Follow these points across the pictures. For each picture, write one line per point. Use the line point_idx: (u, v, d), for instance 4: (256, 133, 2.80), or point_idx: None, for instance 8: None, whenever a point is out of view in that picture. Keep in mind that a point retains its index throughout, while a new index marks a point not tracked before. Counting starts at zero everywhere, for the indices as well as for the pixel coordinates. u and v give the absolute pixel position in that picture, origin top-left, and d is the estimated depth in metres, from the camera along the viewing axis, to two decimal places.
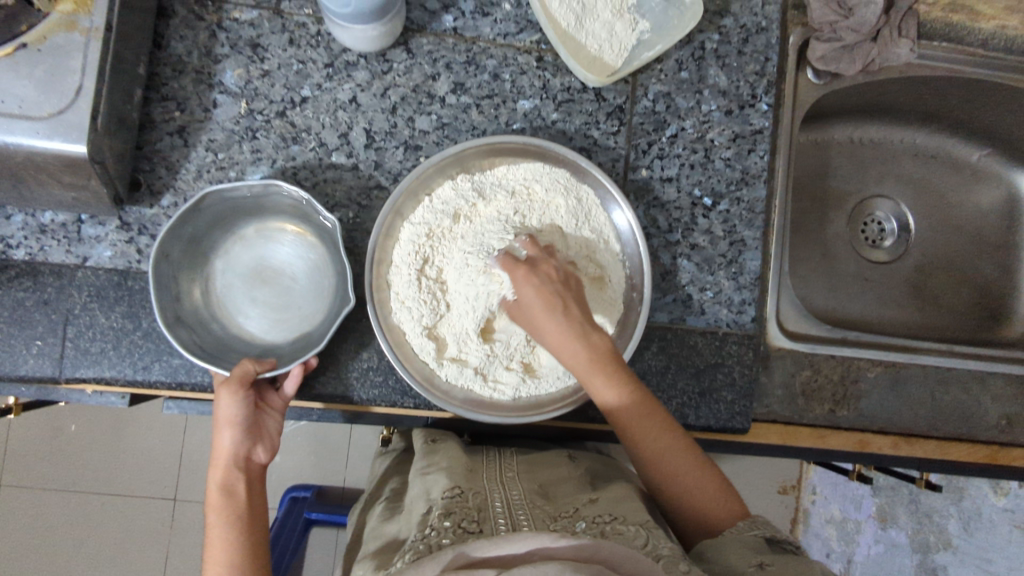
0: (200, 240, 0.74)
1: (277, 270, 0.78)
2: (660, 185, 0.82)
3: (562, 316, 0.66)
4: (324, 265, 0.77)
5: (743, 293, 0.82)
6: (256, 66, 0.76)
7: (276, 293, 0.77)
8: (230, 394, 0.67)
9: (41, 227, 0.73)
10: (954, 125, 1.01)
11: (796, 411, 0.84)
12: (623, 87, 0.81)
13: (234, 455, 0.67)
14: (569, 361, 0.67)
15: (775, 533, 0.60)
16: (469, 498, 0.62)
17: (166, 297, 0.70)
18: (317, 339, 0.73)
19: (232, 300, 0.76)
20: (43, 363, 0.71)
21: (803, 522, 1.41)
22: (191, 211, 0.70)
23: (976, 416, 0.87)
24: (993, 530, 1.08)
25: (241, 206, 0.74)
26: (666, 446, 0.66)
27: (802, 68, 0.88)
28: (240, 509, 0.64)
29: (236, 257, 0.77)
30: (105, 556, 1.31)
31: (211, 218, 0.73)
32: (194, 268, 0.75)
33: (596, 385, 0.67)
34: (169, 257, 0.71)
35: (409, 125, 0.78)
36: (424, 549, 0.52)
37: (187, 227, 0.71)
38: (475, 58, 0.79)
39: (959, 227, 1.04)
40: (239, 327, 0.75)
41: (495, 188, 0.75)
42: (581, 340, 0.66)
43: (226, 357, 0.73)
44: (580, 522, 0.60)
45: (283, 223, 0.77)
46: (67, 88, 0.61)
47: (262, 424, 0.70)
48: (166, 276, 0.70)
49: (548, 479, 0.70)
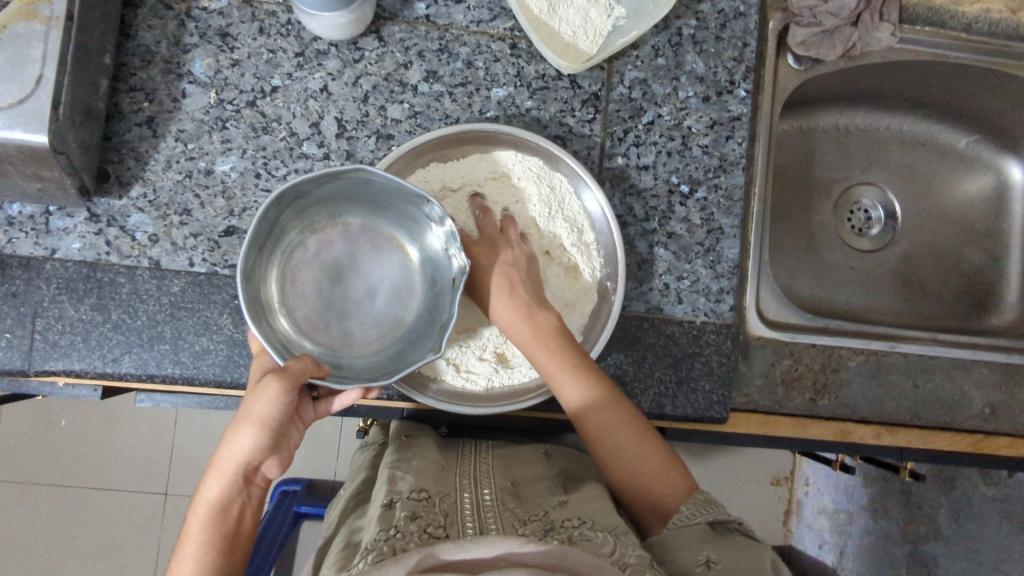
0: (313, 205, 0.67)
1: (360, 277, 0.72)
2: (636, 173, 0.81)
3: (508, 294, 0.69)
4: (411, 297, 0.72)
5: (720, 282, 0.81)
6: (225, 55, 0.75)
7: (347, 297, 0.71)
8: (274, 398, 0.57)
9: (9, 219, 0.72)
10: (941, 111, 1.00)
11: (776, 400, 0.83)
12: (599, 74, 0.80)
13: (244, 464, 0.59)
14: (517, 340, 0.68)
15: (718, 516, 0.58)
16: (436, 502, 0.60)
17: (257, 243, 0.62)
18: (373, 373, 0.66)
19: (298, 282, 0.69)
20: (12, 356, 0.71)
21: (796, 513, 1.40)
22: (326, 178, 0.62)
23: (959, 405, 0.86)
24: (982, 519, 1.08)
25: (374, 195, 0.68)
26: (615, 425, 0.65)
27: (782, 53, 0.87)
28: (225, 528, 0.58)
29: (330, 241, 0.71)
30: (93, 550, 1.31)
31: (340, 190, 0.67)
32: (290, 228, 0.68)
33: (541, 365, 0.67)
34: (281, 205, 0.63)
35: (381, 113, 0.77)
36: (388, 552, 0.51)
37: (316, 186, 0.64)
38: (447, 46, 0.78)
39: (946, 215, 1.02)
40: (290, 310, 0.68)
41: (466, 177, 0.74)
42: (528, 316, 0.68)
43: (274, 335, 0.64)
44: (548, 526, 0.58)
45: (395, 236, 0.72)
46: (27, 78, 0.60)
47: (285, 433, 0.61)
48: (268, 220, 0.62)
49: (520, 478, 0.69)
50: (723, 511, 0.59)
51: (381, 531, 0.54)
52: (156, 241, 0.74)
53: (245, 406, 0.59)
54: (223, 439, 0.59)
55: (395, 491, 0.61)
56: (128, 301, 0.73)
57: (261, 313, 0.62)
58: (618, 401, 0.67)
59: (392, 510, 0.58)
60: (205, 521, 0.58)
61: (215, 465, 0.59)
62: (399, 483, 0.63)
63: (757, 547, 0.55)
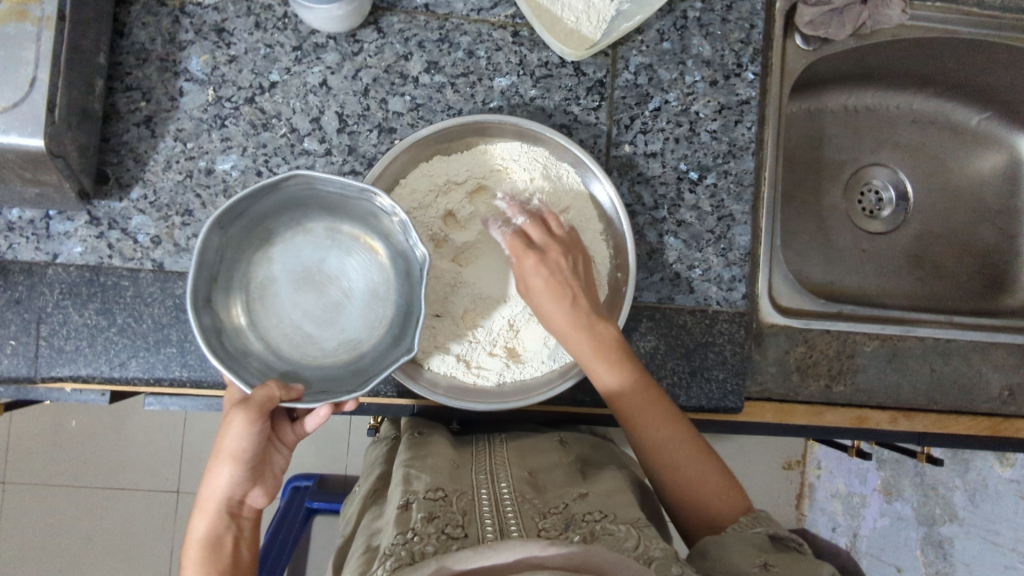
0: (265, 218, 0.65)
1: (334, 283, 0.69)
2: (644, 161, 0.79)
3: (570, 306, 0.67)
4: (386, 294, 0.69)
5: (732, 270, 0.80)
6: (221, 51, 0.74)
7: (323, 306, 0.69)
8: (239, 429, 0.55)
9: (8, 224, 0.71)
10: (953, 89, 0.97)
11: (791, 387, 0.82)
12: (603, 60, 0.79)
13: (226, 500, 0.58)
14: (576, 350, 0.67)
15: (779, 530, 0.57)
16: (453, 500, 0.59)
17: (204, 272, 0.60)
18: (355, 381, 0.65)
19: (269, 300, 0.67)
20: (18, 363, 0.70)
21: (808, 497, 1.40)
22: (266, 188, 0.60)
23: (977, 388, 0.85)
24: (999, 500, 1.06)
25: (325, 197, 0.65)
26: (675, 442, 0.65)
27: (790, 34, 0.85)
28: (220, 564, 0.57)
29: (297, 252, 0.69)
30: (108, 551, 1.31)
31: (288, 199, 0.64)
32: (247, 248, 0.65)
33: (599, 375, 0.67)
34: (224, 226, 0.61)
35: (382, 107, 0.76)
36: (406, 558, 0.50)
37: (258, 200, 0.62)
38: (448, 35, 0.77)
39: (959, 194, 1.00)
40: (264, 331, 0.66)
41: (472, 169, 0.72)
42: (589, 328, 0.67)
43: (243, 363, 0.62)
44: (568, 519, 0.56)
45: (360, 235, 0.69)
46: (22, 80, 0.59)
47: (265, 462, 0.60)
48: (213, 246, 0.60)
49: (538, 468, 0.68)
50: (781, 528, 0.58)
51: (398, 535, 0.53)
52: (158, 242, 0.73)
53: (217, 445, 0.57)
54: (202, 478, 0.58)
55: (410, 492, 0.60)
56: (133, 304, 0.72)
57: (218, 341, 0.61)
58: (677, 418, 0.67)
59: (408, 512, 0.57)
60: (198, 561, 0.57)
61: (197, 508, 0.58)
62: (414, 482, 0.62)
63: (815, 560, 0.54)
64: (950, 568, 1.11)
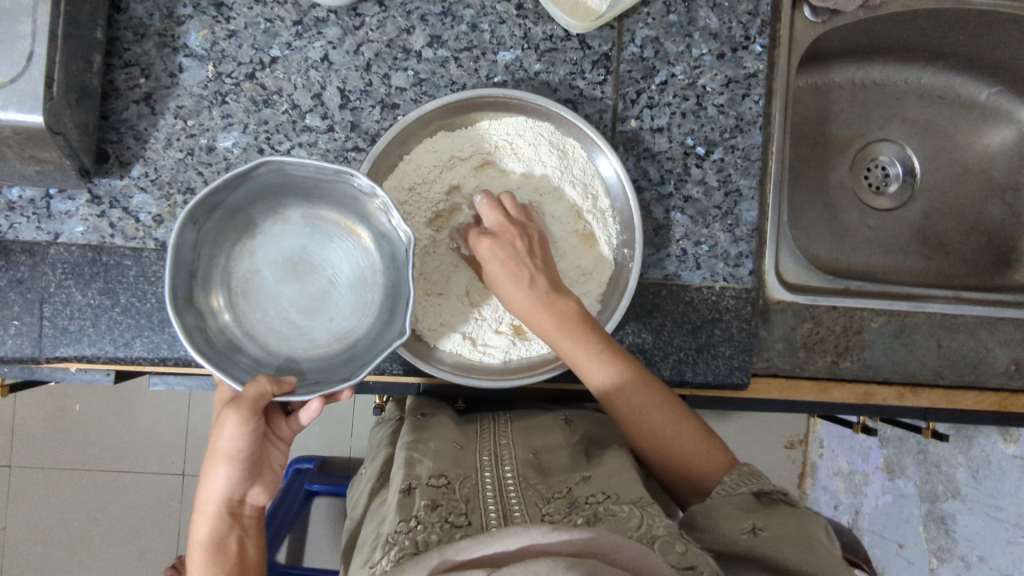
0: (243, 207, 0.63)
1: (317, 271, 0.69)
2: (650, 136, 0.78)
3: (527, 285, 0.64)
4: (373, 278, 0.68)
5: (739, 246, 0.79)
6: (220, 26, 0.73)
7: (309, 296, 0.68)
8: (232, 428, 0.54)
9: (8, 203, 0.70)
10: (962, 62, 0.95)
11: (798, 363, 0.81)
12: (609, 33, 0.77)
13: (225, 500, 0.57)
14: (540, 330, 0.65)
15: (764, 487, 0.57)
16: (456, 487, 0.58)
17: (182, 272, 0.58)
18: (349, 368, 0.64)
19: (253, 293, 0.66)
20: (21, 344, 0.70)
21: (811, 476, 1.40)
22: (236, 177, 0.58)
23: (983, 363, 0.84)
24: (1002, 476, 1.05)
25: (300, 183, 0.64)
26: (650, 407, 0.64)
27: (799, 6, 0.83)
28: (226, 567, 0.56)
29: (277, 244, 0.67)
30: (115, 533, 1.32)
31: (262, 188, 0.63)
32: (225, 241, 0.64)
33: (568, 354, 0.65)
34: (197, 222, 0.59)
35: (385, 82, 0.75)
36: (410, 547, 0.49)
37: (229, 191, 0.60)
38: (451, 9, 0.75)
39: (966, 170, 0.99)
40: (251, 326, 0.65)
41: (478, 145, 0.71)
42: (550, 304, 0.65)
43: (232, 360, 0.61)
44: (572, 503, 0.55)
45: (340, 219, 0.68)
46: (18, 55, 0.58)
47: (262, 459, 0.59)
48: (188, 243, 0.59)
49: (543, 448, 0.67)
50: (765, 483, 0.58)
51: (402, 522, 0.52)
52: (161, 221, 0.72)
53: (211, 446, 0.56)
54: (198, 480, 0.57)
55: (413, 477, 0.59)
56: (136, 283, 0.71)
57: (204, 340, 0.59)
58: (649, 380, 0.65)
59: (411, 498, 0.56)
60: (204, 563, 0.56)
61: (196, 512, 0.57)
62: (416, 466, 0.61)
63: (802, 516, 0.55)
64: (953, 543, 1.11)
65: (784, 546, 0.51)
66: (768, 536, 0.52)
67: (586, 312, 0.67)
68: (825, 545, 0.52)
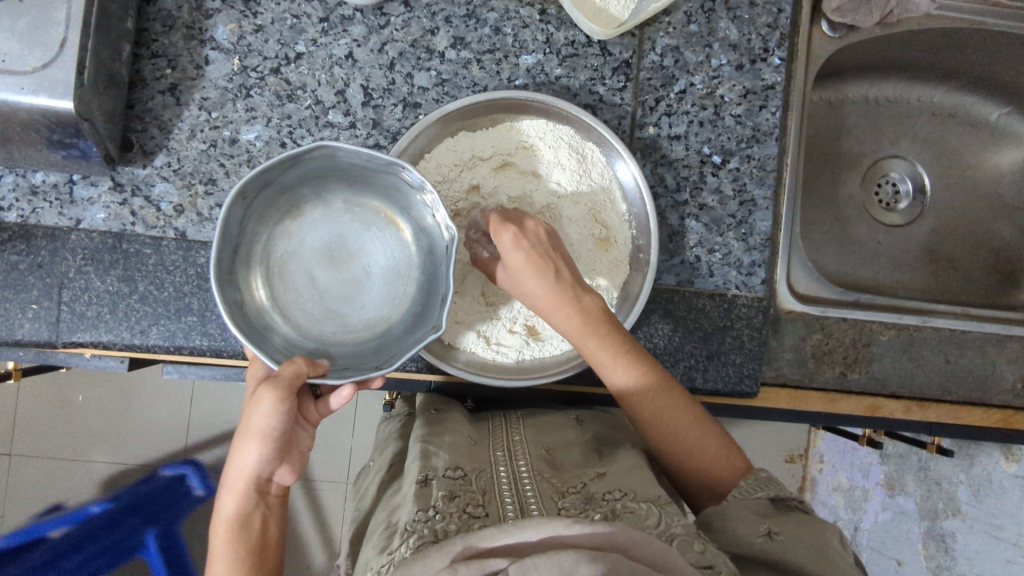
0: (288, 189, 0.65)
1: (352, 258, 0.69)
2: (667, 143, 0.79)
3: (555, 281, 0.63)
4: (407, 271, 0.70)
5: (752, 255, 0.80)
6: (248, 21, 0.73)
7: (343, 282, 0.68)
8: (269, 405, 0.54)
9: (32, 188, 0.71)
10: (975, 83, 0.96)
11: (807, 374, 0.82)
12: (630, 41, 0.78)
13: (253, 479, 0.57)
14: (565, 328, 0.65)
15: (780, 492, 0.57)
16: (473, 479, 0.58)
17: (227, 247, 0.59)
18: (378, 357, 0.65)
19: (288, 274, 0.67)
20: (39, 327, 0.70)
21: (811, 490, 1.41)
22: (291, 159, 0.60)
23: (990, 380, 0.85)
24: (1004, 495, 1.05)
25: (348, 170, 0.65)
26: (673, 411, 0.64)
27: (817, 20, 0.84)
28: (248, 543, 0.57)
29: (316, 228, 0.68)
30: (115, 524, 1.32)
31: (311, 171, 0.64)
32: (268, 219, 0.65)
33: (592, 353, 0.65)
34: (247, 199, 0.60)
35: (408, 81, 0.75)
36: (429, 535, 0.49)
37: (282, 171, 0.61)
38: (475, 12, 0.76)
39: (976, 189, 1.00)
40: (283, 307, 0.66)
41: (499, 146, 0.72)
42: (576, 302, 0.64)
43: (265, 338, 0.62)
44: (588, 499, 0.55)
45: (382, 211, 0.69)
46: (52, 41, 0.59)
47: (292, 438, 0.59)
48: (236, 219, 0.60)
49: (555, 445, 0.67)
50: (781, 488, 0.58)
51: (420, 511, 0.52)
52: (181, 211, 0.73)
53: (245, 423, 0.56)
54: (229, 454, 0.57)
55: (429, 468, 0.59)
56: (155, 272, 0.72)
57: (241, 316, 0.60)
58: (670, 383, 0.65)
59: (428, 488, 0.56)
60: (227, 539, 0.57)
61: (225, 485, 0.57)
62: (431, 459, 0.61)
63: (818, 524, 0.55)
64: (952, 561, 1.11)
65: (800, 548, 0.52)
66: (784, 541, 0.53)
67: (608, 311, 0.67)
68: (841, 553, 0.52)
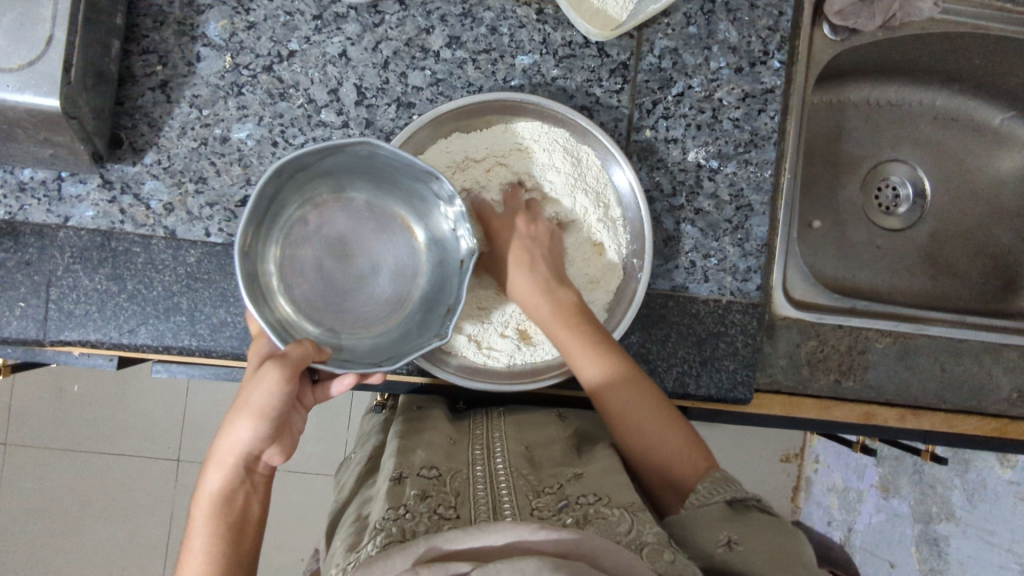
0: (315, 176, 0.64)
1: (360, 255, 0.68)
2: (664, 146, 0.78)
3: (529, 270, 0.68)
4: (413, 278, 0.69)
5: (748, 261, 0.79)
6: (240, 17, 0.72)
7: (349, 276, 0.68)
8: (272, 383, 0.54)
9: (20, 184, 0.70)
10: (977, 87, 0.95)
11: (801, 380, 0.81)
12: (628, 42, 0.77)
13: (245, 455, 0.56)
14: (536, 315, 0.68)
15: (736, 495, 0.56)
16: (447, 480, 0.57)
17: (254, 217, 0.59)
18: (377, 356, 0.64)
19: (297, 260, 0.66)
20: (27, 325, 0.70)
21: (805, 490, 1.40)
22: (332, 150, 0.59)
23: (986, 389, 0.84)
24: (998, 501, 1.05)
25: (379, 170, 0.65)
26: (635, 401, 0.64)
27: (818, 22, 0.83)
28: (229, 520, 0.56)
29: (331, 220, 0.68)
30: (108, 515, 1.32)
31: (343, 162, 0.63)
32: (292, 199, 0.64)
33: (560, 341, 0.67)
34: (282, 177, 0.60)
35: (401, 81, 0.75)
36: (397, 534, 0.48)
37: (318, 158, 0.61)
38: (471, 11, 0.75)
39: (977, 194, 0.99)
40: (289, 288, 0.65)
41: (491, 151, 0.71)
42: (546, 291, 0.68)
43: (270, 315, 0.61)
44: (563, 501, 0.55)
45: (400, 215, 0.69)
46: (37, 37, 0.58)
47: (287, 421, 0.58)
48: (268, 194, 0.60)
49: (534, 443, 0.66)
50: (740, 489, 0.57)
51: (390, 509, 0.52)
52: (171, 209, 0.72)
53: (245, 396, 0.56)
54: (222, 428, 0.57)
55: (405, 466, 0.59)
56: (143, 271, 0.71)
57: (255, 288, 0.59)
58: (640, 379, 0.65)
59: (401, 487, 0.56)
60: (209, 514, 0.56)
61: (214, 459, 0.57)
62: (409, 456, 0.61)
63: (782, 531, 0.54)
64: (944, 565, 1.11)
65: (757, 561, 0.51)
66: (744, 552, 0.51)
67: (585, 307, 0.69)
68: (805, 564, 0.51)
